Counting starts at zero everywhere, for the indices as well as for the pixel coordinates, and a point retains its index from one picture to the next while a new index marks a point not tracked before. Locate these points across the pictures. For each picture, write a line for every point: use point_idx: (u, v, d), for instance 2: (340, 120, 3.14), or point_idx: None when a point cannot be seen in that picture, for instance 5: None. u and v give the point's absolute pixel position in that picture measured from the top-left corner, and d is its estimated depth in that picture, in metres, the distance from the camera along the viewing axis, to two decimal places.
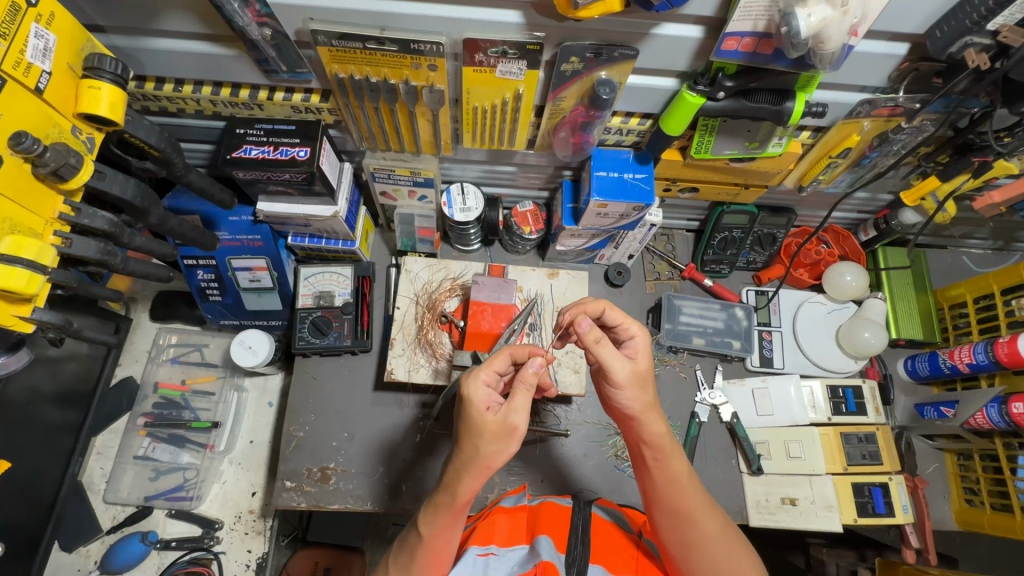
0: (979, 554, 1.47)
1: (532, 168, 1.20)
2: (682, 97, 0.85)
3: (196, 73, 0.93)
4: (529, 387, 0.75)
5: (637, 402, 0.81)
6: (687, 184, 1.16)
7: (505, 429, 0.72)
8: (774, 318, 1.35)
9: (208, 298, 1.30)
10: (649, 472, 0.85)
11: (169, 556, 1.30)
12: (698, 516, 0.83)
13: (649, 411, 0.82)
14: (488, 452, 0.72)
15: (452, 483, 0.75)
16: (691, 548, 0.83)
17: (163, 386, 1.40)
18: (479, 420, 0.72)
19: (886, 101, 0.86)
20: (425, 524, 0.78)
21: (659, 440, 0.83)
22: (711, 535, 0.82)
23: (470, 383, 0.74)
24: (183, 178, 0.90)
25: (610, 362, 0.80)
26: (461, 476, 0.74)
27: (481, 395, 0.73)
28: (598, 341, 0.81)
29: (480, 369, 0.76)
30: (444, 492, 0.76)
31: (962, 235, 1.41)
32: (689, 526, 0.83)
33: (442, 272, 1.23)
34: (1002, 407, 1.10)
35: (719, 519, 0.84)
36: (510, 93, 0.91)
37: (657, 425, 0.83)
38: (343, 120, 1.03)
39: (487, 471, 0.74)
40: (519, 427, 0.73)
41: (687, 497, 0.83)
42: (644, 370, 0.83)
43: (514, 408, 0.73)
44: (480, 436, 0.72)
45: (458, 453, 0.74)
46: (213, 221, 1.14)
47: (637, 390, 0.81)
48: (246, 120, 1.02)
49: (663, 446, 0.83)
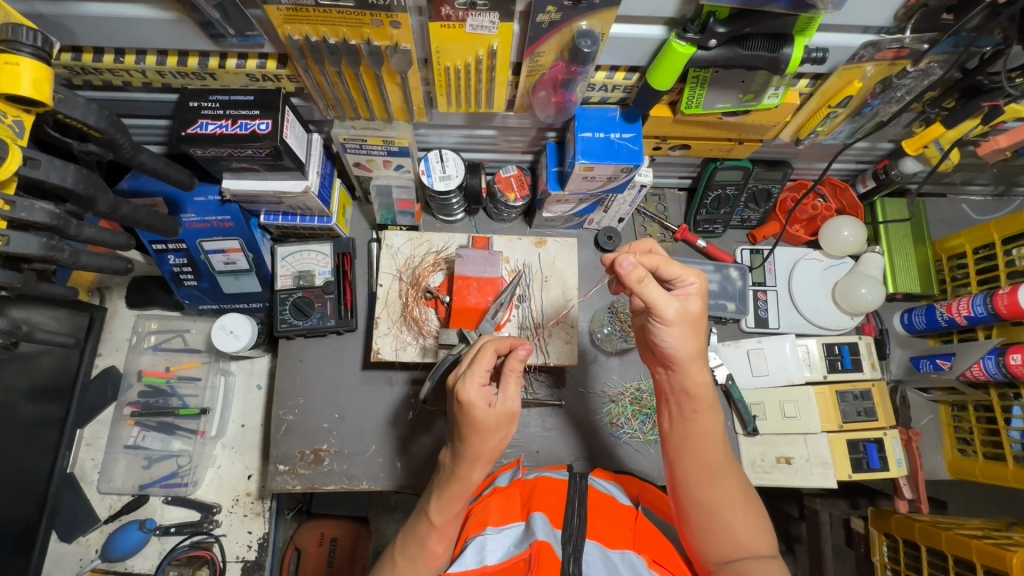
0: (967, 497, 1.50)
1: (513, 131, 1.13)
2: (670, 47, 0.78)
3: (135, 39, 0.84)
4: (516, 371, 0.78)
5: (684, 348, 0.80)
6: (678, 141, 1.09)
7: (506, 416, 0.76)
8: (769, 277, 1.32)
9: (183, 283, 1.25)
10: (679, 420, 0.86)
11: (170, 541, 1.30)
12: (722, 466, 0.84)
13: (693, 360, 0.81)
14: (494, 441, 0.76)
15: (465, 472, 0.78)
16: (705, 492, 0.83)
17: (147, 374, 1.36)
18: (482, 416, 0.75)
19: (890, 43, 0.79)
20: (437, 513, 0.81)
21: (699, 390, 0.83)
22: (728, 486, 0.83)
23: (466, 387, 0.75)
24: (133, 159, 0.83)
25: (659, 301, 0.77)
26: (472, 466, 0.77)
27: (480, 395, 0.75)
28: (642, 281, 0.76)
29: (472, 371, 0.77)
30: (454, 481, 0.79)
31: (963, 182, 1.36)
32: (711, 475, 0.83)
33: (425, 246, 1.18)
34: (999, 358, 1.09)
35: (739, 474, 0.85)
36: (483, 50, 0.83)
37: (699, 375, 0.82)
38: (305, 88, 0.95)
39: (493, 455, 0.78)
40: (517, 411, 0.77)
41: (712, 446, 0.84)
42: (697, 314, 0.80)
43: (510, 395, 0.76)
44: (485, 430, 0.75)
45: (467, 449, 0.77)
46: (177, 203, 1.07)
47: (685, 334, 0.79)
48: (199, 92, 0.94)
49: (701, 397, 0.83)
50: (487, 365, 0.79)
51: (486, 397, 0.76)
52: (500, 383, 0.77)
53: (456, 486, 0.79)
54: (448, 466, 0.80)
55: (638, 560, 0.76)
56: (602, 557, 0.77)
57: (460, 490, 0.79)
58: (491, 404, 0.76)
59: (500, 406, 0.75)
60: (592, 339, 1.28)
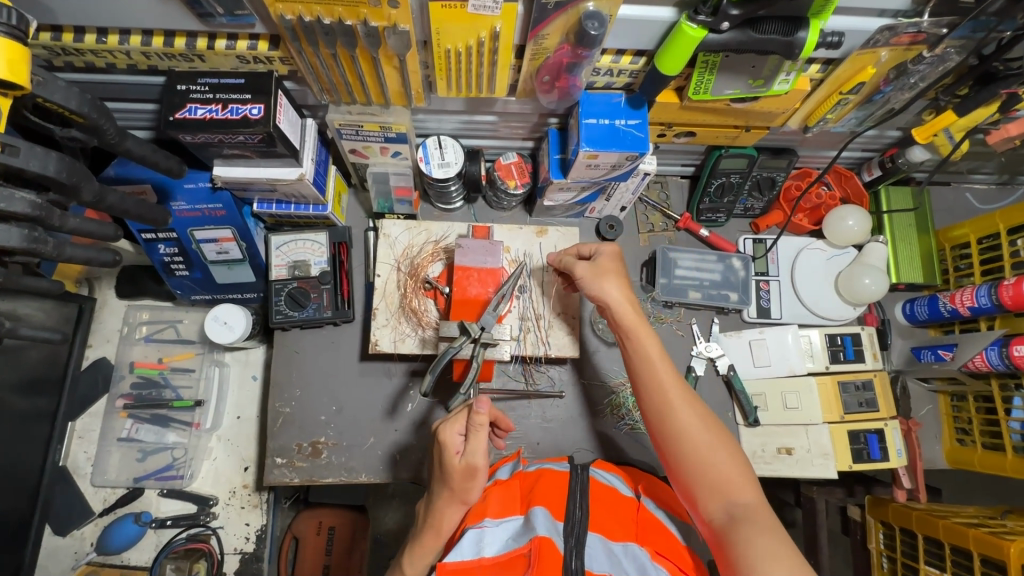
0: (961, 484, 1.52)
1: (514, 116, 1.09)
2: (681, 30, 0.75)
3: (118, 18, 0.80)
4: (481, 427, 0.78)
5: (606, 296, 0.91)
6: (683, 128, 1.07)
7: (466, 469, 0.78)
8: (772, 267, 1.30)
9: (174, 273, 1.21)
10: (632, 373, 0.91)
11: (166, 533, 1.29)
12: (678, 404, 0.84)
13: (619, 305, 0.91)
14: (459, 490, 0.79)
15: (436, 519, 0.81)
16: (674, 439, 0.82)
17: (140, 366, 1.34)
18: (448, 461, 0.78)
19: (908, 27, 0.77)
20: (410, 563, 0.83)
21: (640, 338, 0.89)
22: (688, 422, 0.82)
23: (442, 426, 0.81)
24: (119, 146, 0.79)
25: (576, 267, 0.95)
26: (443, 510, 0.81)
27: (451, 440, 0.79)
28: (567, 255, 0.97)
29: (454, 415, 0.82)
30: (427, 529, 0.82)
31: (968, 171, 1.34)
32: (672, 418, 0.83)
33: (423, 235, 1.15)
34: (1002, 350, 1.08)
35: (699, 409, 0.84)
36: (485, 32, 0.79)
37: (629, 316, 0.90)
38: (298, 71, 0.91)
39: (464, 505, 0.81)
40: (479, 467, 0.78)
41: (662, 383, 0.86)
42: (613, 271, 0.94)
43: (474, 449, 0.78)
44: (449, 478, 0.78)
45: (438, 495, 0.81)
46: (166, 190, 1.04)
47: (605, 282, 0.93)
48: (187, 74, 0.90)
49: (644, 345, 0.88)
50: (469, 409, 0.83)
51: (457, 444, 0.80)
52: (468, 436, 0.79)
53: (429, 534, 0.82)
54: (425, 513, 0.84)
55: (642, 553, 0.76)
56: (605, 551, 0.76)
57: (434, 537, 0.82)
58: (459, 453, 0.79)
59: (464, 457, 0.78)
60: (593, 330, 1.27)
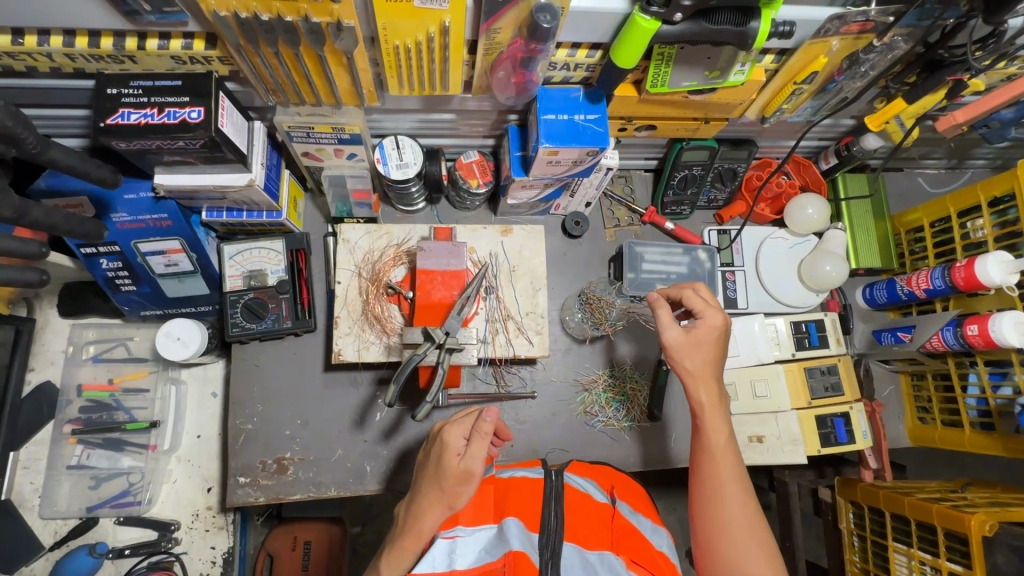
0: (924, 460, 1.57)
1: (472, 113, 1.06)
2: (635, 22, 0.73)
3: (33, 18, 0.73)
4: (486, 435, 0.75)
5: (689, 366, 0.91)
6: (643, 122, 1.06)
7: (461, 473, 0.74)
8: (737, 258, 1.31)
9: (120, 288, 1.14)
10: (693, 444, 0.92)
11: (126, 563, 1.23)
12: (729, 491, 0.84)
13: (698, 380, 0.91)
14: (445, 492, 0.75)
15: (416, 521, 0.75)
16: (709, 520, 0.84)
17: (88, 388, 1.26)
18: (445, 461, 0.75)
19: (857, 16, 0.77)
20: (387, 565, 0.76)
21: (711, 418, 0.89)
22: (732, 516, 0.83)
23: (448, 427, 0.78)
24: (43, 156, 0.74)
25: (661, 320, 0.93)
26: (427, 511, 0.75)
27: (452, 442, 0.76)
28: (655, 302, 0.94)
29: (458, 419, 0.79)
30: (406, 534, 0.76)
31: (920, 157, 1.38)
32: (715, 504, 0.84)
33: (384, 238, 1.11)
34: (957, 330, 1.11)
35: (749, 506, 0.83)
36: (434, 27, 0.77)
37: (705, 396, 0.90)
38: (240, 71, 0.86)
39: (449, 512, 0.75)
40: (475, 474, 0.74)
41: (718, 470, 0.86)
42: (704, 340, 0.91)
43: (472, 454, 0.74)
44: (442, 480, 0.75)
45: (425, 497, 0.76)
46: (104, 202, 0.97)
47: (693, 353, 0.91)
48: (118, 77, 0.84)
49: (712, 422, 0.89)
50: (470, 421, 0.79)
51: (458, 447, 0.76)
52: (469, 440, 0.76)
53: (407, 540, 0.76)
54: (405, 517, 0.78)
55: (616, 561, 0.75)
56: (581, 560, 0.75)
57: (411, 544, 0.76)
58: (458, 456, 0.75)
59: (462, 461, 0.74)
60: (563, 328, 1.25)
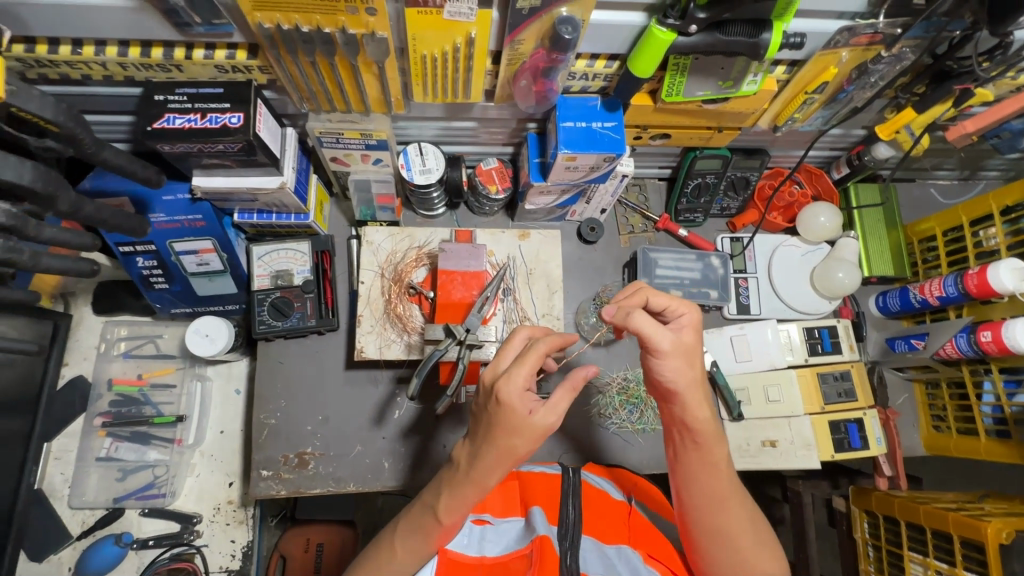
0: (940, 472, 1.56)
1: (493, 122, 1.11)
2: (651, 34, 0.78)
3: (93, 29, 0.79)
4: (569, 388, 0.70)
5: (677, 382, 0.75)
6: (658, 130, 1.09)
7: (547, 430, 0.69)
8: (750, 264, 1.33)
9: (154, 286, 1.19)
10: (684, 461, 0.80)
11: (148, 554, 1.26)
12: (727, 498, 0.77)
13: (695, 396, 0.75)
14: (526, 451, 0.69)
15: (481, 477, 0.71)
16: (715, 538, 0.77)
17: (118, 383, 1.31)
18: (521, 423, 0.67)
19: (866, 28, 0.81)
20: (446, 512, 0.74)
21: (703, 425, 0.77)
22: (740, 531, 0.77)
23: (507, 387, 0.67)
24: (96, 156, 0.79)
25: (651, 336, 0.73)
26: (490, 472, 0.70)
27: (522, 399, 0.67)
28: (627, 315, 0.74)
29: (522, 367, 0.68)
30: (467, 485, 0.72)
31: (931, 167, 1.40)
32: (718, 519, 0.77)
33: (407, 241, 1.15)
34: (971, 337, 1.12)
35: (750, 513, 0.79)
36: (462, 38, 0.81)
37: (704, 412, 0.76)
38: (277, 79, 0.92)
39: (515, 461, 0.71)
40: (554, 427, 0.69)
41: (720, 485, 0.78)
42: (692, 343, 0.76)
43: (558, 408, 0.69)
44: (517, 436, 0.68)
45: (491, 450, 0.69)
46: (144, 202, 1.03)
47: (683, 366, 0.74)
48: (165, 85, 0.90)
49: (705, 432, 0.77)
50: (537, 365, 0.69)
51: (528, 404, 0.68)
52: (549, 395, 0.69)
53: (467, 491, 0.72)
54: (464, 466, 0.72)
55: (634, 556, 0.76)
56: (599, 554, 0.77)
57: (472, 495, 0.73)
58: (532, 412, 0.68)
59: (542, 416, 0.68)
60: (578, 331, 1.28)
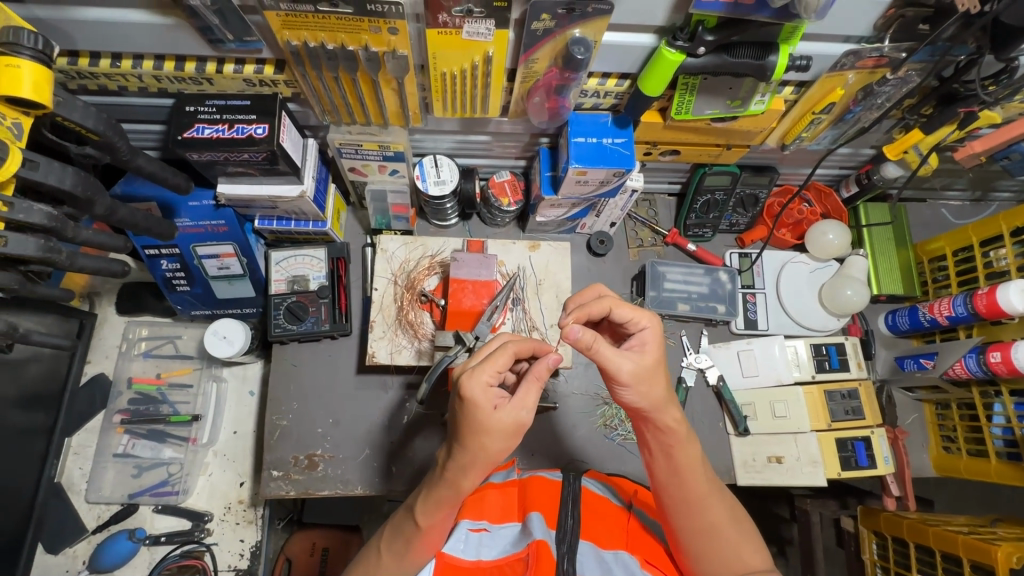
0: (952, 495, 1.53)
1: (507, 136, 1.14)
2: (661, 55, 0.80)
3: (132, 44, 0.84)
4: (537, 381, 0.72)
5: (644, 400, 0.76)
6: (668, 147, 1.12)
7: (515, 427, 0.69)
8: (758, 280, 1.34)
9: (176, 288, 1.24)
10: (659, 464, 0.82)
11: (160, 551, 1.28)
12: (703, 492, 0.80)
13: (663, 403, 0.77)
14: (496, 449, 0.70)
15: (456, 477, 0.72)
16: (701, 536, 0.79)
17: (138, 382, 1.35)
18: (487, 420, 0.68)
19: (871, 51, 0.83)
20: (423, 515, 0.76)
21: (675, 427, 0.79)
22: (722, 526, 0.79)
23: (471, 384, 0.68)
24: (130, 163, 0.84)
25: (613, 360, 0.74)
26: (465, 473, 0.72)
27: (486, 396, 0.68)
28: (593, 343, 0.73)
29: (483, 367, 0.69)
30: (443, 485, 0.74)
31: (942, 188, 1.40)
32: (699, 514, 0.80)
33: (420, 249, 1.18)
34: (980, 357, 1.12)
35: (728, 507, 0.81)
36: (479, 57, 0.85)
37: (673, 416, 0.78)
38: (302, 93, 0.96)
39: (492, 465, 0.72)
40: (525, 423, 0.70)
41: (697, 484, 0.80)
42: (655, 361, 0.77)
43: (524, 404, 0.70)
44: (486, 434, 0.68)
45: (464, 451, 0.70)
46: (171, 207, 1.07)
47: (649, 387, 0.76)
48: (196, 96, 0.94)
49: (678, 433, 0.79)
50: (502, 365, 0.71)
51: (494, 400, 0.69)
52: (516, 389, 0.71)
53: (444, 491, 0.75)
54: (441, 467, 0.75)
55: (631, 561, 0.77)
56: (596, 558, 0.77)
57: (448, 496, 0.75)
58: (497, 408, 0.69)
59: (510, 412, 0.69)
60: None
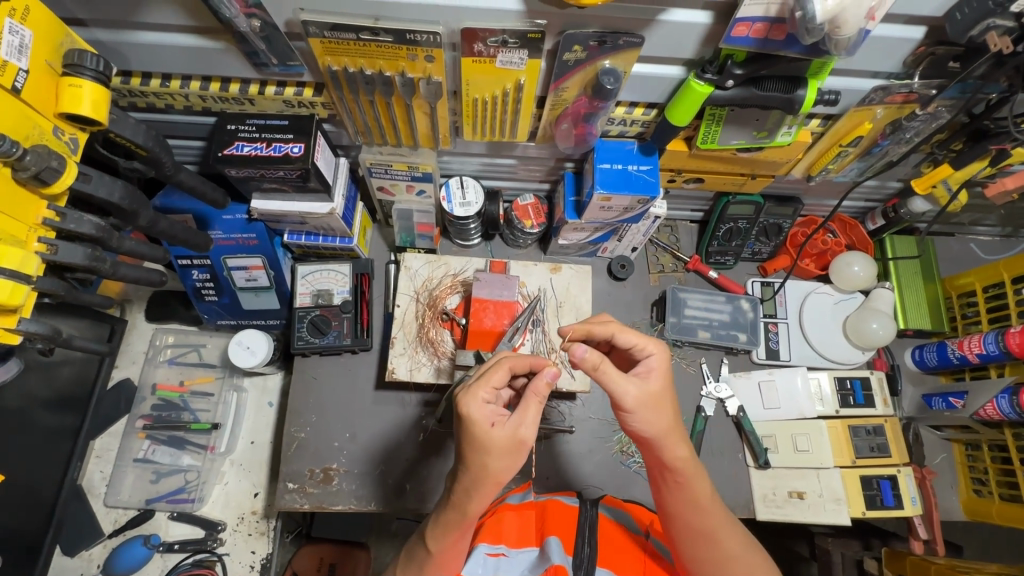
0: (982, 542, 1.47)
1: (532, 160, 1.17)
2: (689, 86, 0.82)
3: (183, 67, 0.89)
4: (536, 398, 0.72)
5: (651, 428, 0.76)
6: (692, 175, 1.13)
7: (515, 443, 0.69)
8: (780, 310, 1.33)
9: (204, 298, 1.27)
10: (669, 496, 0.80)
11: (173, 558, 1.29)
12: (716, 526, 0.79)
13: (670, 435, 0.77)
14: (499, 469, 0.69)
15: (460, 500, 0.72)
16: (711, 566, 0.79)
17: (161, 388, 1.38)
18: (486, 438, 0.69)
19: (900, 87, 0.83)
20: (433, 540, 0.75)
21: (681, 463, 0.78)
22: (734, 555, 0.79)
23: (468, 402, 0.70)
24: (174, 178, 0.88)
25: (615, 386, 0.74)
26: (471, 495, 0.71)
27: (483, 413, 0.69)
28: (597, 366, 0.74)
29: (479, 385, 0.72)
30: (450, 509, 0.73)
31: (971, 222, 1.39)
32: (710, 547, 0.79)
33: (442, 268, 1.20)
34: (1012, 398, 1.08)
35: (740, 536, 0.81)
36: (510, 84, 0.87)
37: (681, 451, 0.77)
38: (337, 115, 1.00)
39: (498, 486, 0.71)
40: (527, 440, 0.70)
41: (707, 516, 0.79)
42: (660, 389, 0.77)
43: (523, 420, 0.70)
44: (488, 453, 0.69)
45: (467, 473, 0.70)
46: (206, 220, 1.11)
47: (654, 412, 0.75)
48: (237, 116, 0.99)
49: (684, 470, 0.78)
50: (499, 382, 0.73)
51: (491, 417, 0.69)
52: (515, 407, 0.71)
53: (450, 515, 0.74)
54: (446, 493, 0.75)
55: None
56: None
57: (455, 520, 0.73)
58: (495, 425, 0.69)
59: (509, 429, 0.69)
60: None
